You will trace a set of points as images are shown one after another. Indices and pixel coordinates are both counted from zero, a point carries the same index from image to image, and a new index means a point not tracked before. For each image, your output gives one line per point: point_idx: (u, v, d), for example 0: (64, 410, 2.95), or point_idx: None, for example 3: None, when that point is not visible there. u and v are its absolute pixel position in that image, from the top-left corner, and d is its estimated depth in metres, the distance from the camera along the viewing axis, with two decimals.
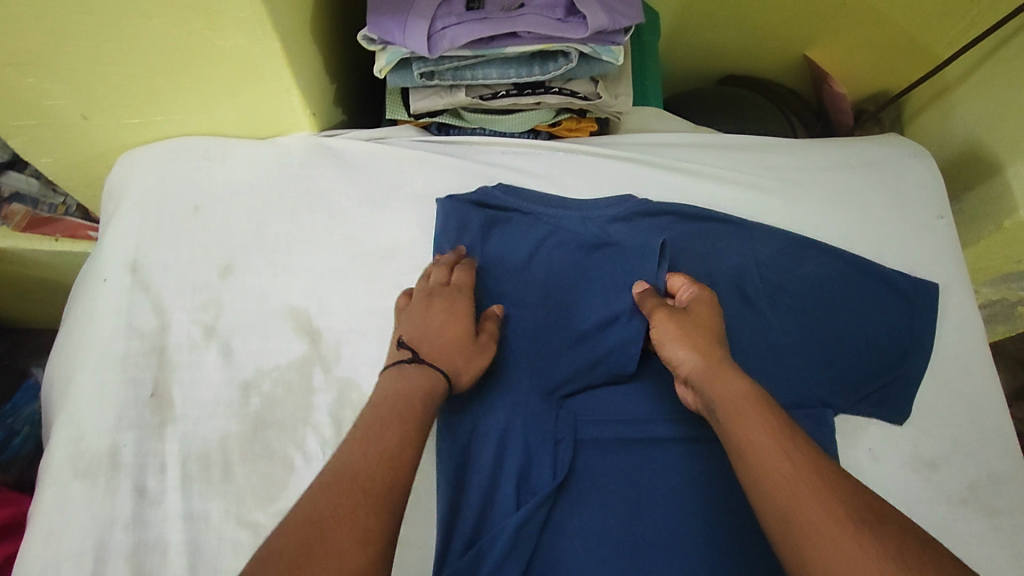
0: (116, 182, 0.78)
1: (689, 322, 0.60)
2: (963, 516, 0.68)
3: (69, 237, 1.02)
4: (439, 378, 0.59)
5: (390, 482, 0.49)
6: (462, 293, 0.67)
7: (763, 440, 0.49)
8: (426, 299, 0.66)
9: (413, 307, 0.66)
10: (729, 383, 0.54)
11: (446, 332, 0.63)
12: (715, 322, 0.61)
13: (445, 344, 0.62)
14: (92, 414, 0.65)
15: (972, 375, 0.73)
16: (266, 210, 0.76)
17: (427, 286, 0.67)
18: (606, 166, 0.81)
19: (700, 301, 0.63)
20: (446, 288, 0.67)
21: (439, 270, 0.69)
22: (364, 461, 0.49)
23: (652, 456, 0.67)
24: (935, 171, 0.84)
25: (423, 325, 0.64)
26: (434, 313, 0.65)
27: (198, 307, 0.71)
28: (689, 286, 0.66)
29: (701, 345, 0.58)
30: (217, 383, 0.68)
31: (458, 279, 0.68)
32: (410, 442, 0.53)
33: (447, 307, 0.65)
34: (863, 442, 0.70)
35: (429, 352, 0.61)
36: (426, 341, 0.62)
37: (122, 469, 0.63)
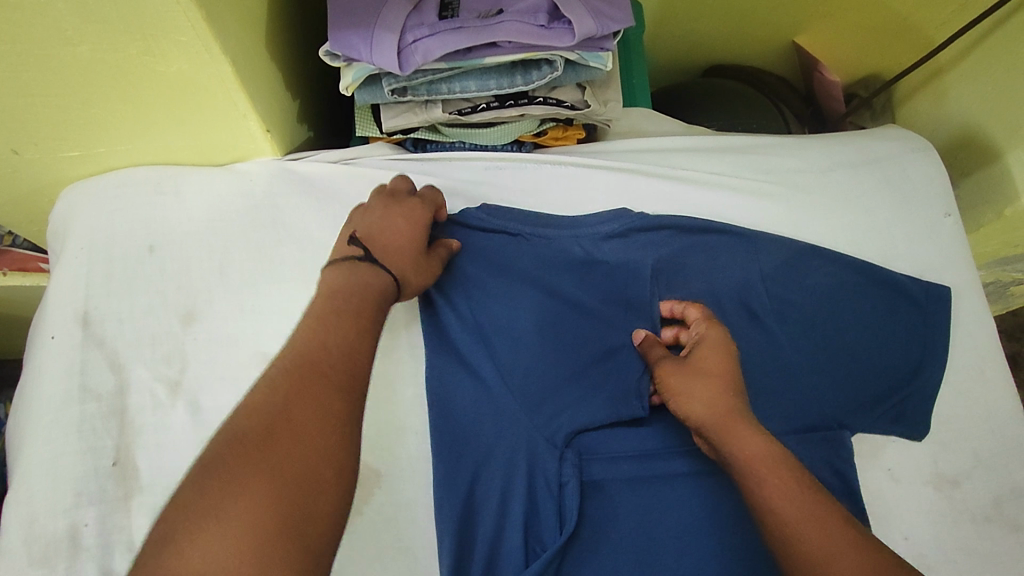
0: (59, 224, 0.70)
1: (697, 373, 0.59)
2: (988, 534, 0.65)
3: (19, 272, 0.93)
4: (390, 283, 0.57)
5: (351, 370, 0.48)
6: (427, 202, 0.65)
7: (790, 509, 0.49)
8: (389, 201, 0.63)
9: (373, 206, 0.62)
10: (748, 441, 0.53)
11: (403, 237, 0.60)
12: (730, 363, 0.59)
13: (402, 250, 0.60)
14: (44, 491, 0.58)
15: (988, 382, 0.70)
16: (228, 246, 0.69)
17: (388, 189, 0.65)
18: (596, 176, 0.75)
19: (709, 339, 0.61)
20: (409, 195, 0.65)
21: (403, 178, 0.67)
22: (323, 348, 0.49)
23: (664, 494, 0.62)
24: (939, 165, 0.80)
25: (379, 224, 0.60)
26: (393, 216, 0.62)
27: (160, 361, 0.64)
28: (699, 316, 0.64)
29: (708, 397, 0.57)
30: (188, 444, 0.61)
31: (423, 191, 0.67)
32: (368, 332, 0.52)
33: (409, 212, 0.63)
34: (882, 461, 0.67)
35: (384, 254, 0.58)
36: (382, 241, 0.59)
37: (85, 550, 0.57)
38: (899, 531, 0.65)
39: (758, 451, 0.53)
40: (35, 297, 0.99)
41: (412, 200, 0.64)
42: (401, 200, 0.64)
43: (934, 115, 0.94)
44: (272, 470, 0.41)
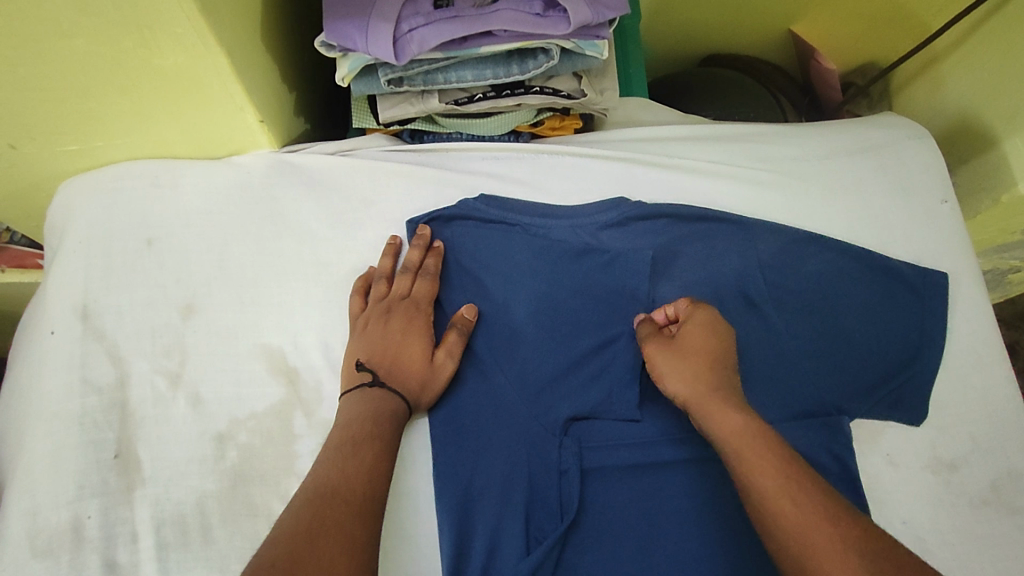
0: (58, 218, 0.70)
1: (682, 351, 0.59)
2: (987, 517, 0.65)
3: (16, 268, 0.93)
4: (399, 404, 0.60)
5: (369, 493, 0.51)
6: (422, 310, 0.66)
7: (765, 481, 0.49)
8: (386, 313, 0.64)
9: (371, 323, 0.64)
10: (730, 418, 0.53)
11: (405, 353, 0.63)
12: (720, 341, 0.60)
13: (406, 369, 0.62)
14: (47, 484, 0.58)
15: (985, 366, 0.70)
16: (226, 238, 0.69)
17: (385, 299, 0.65)
18: (594, 166, 0.75)
19: (696, 318, 0.61)
20: (404, 302, 0.66)
21: (404, 278, 0.66)
22: (343, 475, 0.51)
23: (663, 482, 0.63)
24: (936, 152, 0.80)
25: (380, 342, 0.63)
26: (392, 332, 0.64)
27: (160, 354, 0.64)
28: (687, 306, 0.62)
29: (687, 375, 0.57)
30: (188, 436, 0.61)
31: (417, 292, 0.66)
32: (384, 457, 0.54)
33: (406, 325, 0.64)
34: (880, 446, 0.67)
35: (389, 376, 0.61)
36: (386, 363, 0.62)
37: (88, 542, 0.57)
38: (899, 515, 0.65)
39: (742, 425, 0.53)
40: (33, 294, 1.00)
41: (408, 305, 0.66)
42: (396, 312, 0.65)
43: (930, 102, 0.94)
44: None
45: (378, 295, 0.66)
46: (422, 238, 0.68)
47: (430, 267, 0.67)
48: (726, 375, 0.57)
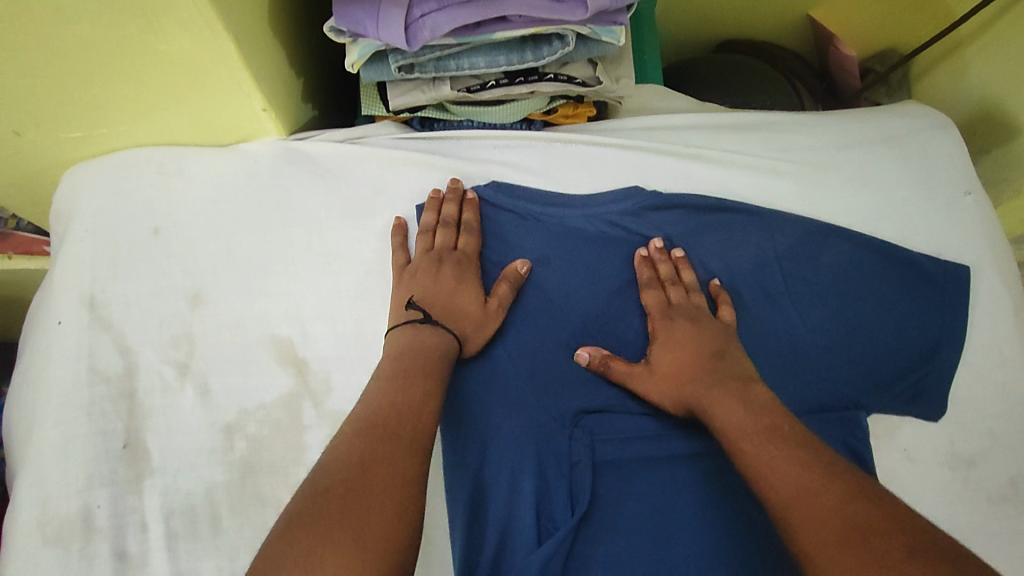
0: (64, 207, 0.69)
1: (662, 367, 0.62)
2: (1003, 513, 0.64)
3: (23, 253, 0.95)
4: (451, 341, 0.60)
5: (421, 425, 0.51)
6: (472, 261, 0.66)
7: (758, 458, 0.51)
8: (435, 261, 0.65)
9: (421, 271, 0.64)
10: (723, 412, 0.56)
11: (459, 299, 0.63)
12: (693, 341, 0.62)
13: (460, 311, 0.62)
14: (57, 473, 0.58)
15: (1006, 361, 0.69)
16: (233, 227, 0.68)
17: (432, 250, 0.66)
18: (608, 154, 0.73)
19: (660, 330, 0.64)
20: (454, 253, 0.66)
21: (449, 230, 0.67)
22: (394, 407, 0.51)
23: (678, 476, 0.62)
24: (959, 141, 0.78)
25: (431, 286, 0.63)
26: (444, 278, 0.64)
27: (168, 344, 0.63)
28: (658, 312, 0.65)
29: (677, 386, 0.60)
30: (196, 425, 0.61)
31: (464, 244, 0.66)
32: (435, 389, 0.54)
33: (457, 274, 0.65)
34: (898, 441, 0.66)
35: (440, 317, 0.61)
36: (438, 305, 0.62)
37: (97, 532, 0.57)
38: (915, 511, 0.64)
39: (734, 420, 0.54)
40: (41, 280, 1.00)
41: (456, 254, 0.66)
42: (448, 261, 0.65)
43: (954, 89, 0.92)
44: (355, 527, 0.42)
45: (424, 247, 0.66)
46: (455, 190, 0.69)
47: (469, 221, 0.68)
48: (709, 371, 0.59)
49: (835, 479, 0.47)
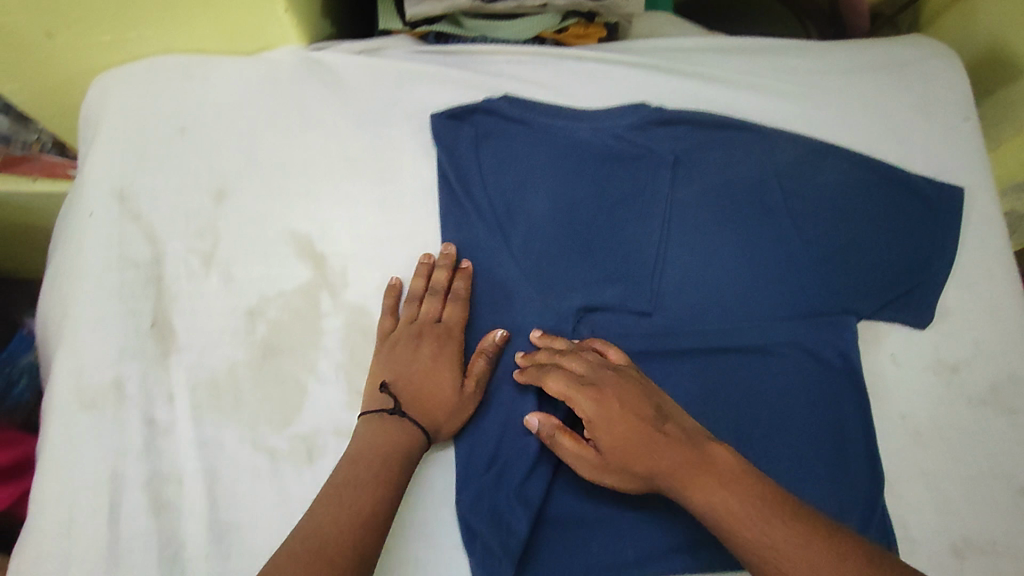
0: (92, 109, 0.72)
1: (612, 456, 0.54)
2: (983, 416, 0.68)
3: (48, 177, 0.96)
4: (418, 436, 0.57)
5: (359, 545, 0.49)
6: (455, 337, 0.63)
7: (766, 541, 0.48)
8: (416, 336, 0.63)
9: (402, 344, 0.62)
10: (705, 496, 0.51)
11: (435, 380, 0.61)
12: (631, 414, 0.55)
13: (432, 396, 0.60)
14: (93, 346, 0.63)
15: (995, 278, 0.72)
16: (255, 129, 0.71)
17: (415, 323, 0.64)
18: (616, 72, 0.76)
19: (590, 415, 0.55)
20: (436, 328, 0.63)
21: (434, 300, 0.64)
22: (338, 524, 0.49)
23: (673, 369, 0.66)
24: (960, 71, 0.80)
25: (408, 364, 0.61)
26: (422, 357, 0.61)
27: (194, 236, 0.67)
28: (569, 386, 0.57)
29: (640, 471, 0.54)
30: (220, 309, 0.65)
31: (449, 317, 0.64)
32: (385, 502, 0.52)
33: (436, 352, 0.62)
34: (885, 347, 0.69)
35: (412, 401, 0.59)
36: (412, 388, 0.60)
37: (129, 399, 0.62)
38: (897, 411, 0.68)
39: (716, 510, 0.50)
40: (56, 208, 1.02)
41: (438, 330, 0.63)
42: (428, 337, 0.63)
43: (960, 31, 0.93)
44: None
45: (409, 318, 0.64)
46: (447, 257, 0.66)
47: (458, 290, 0.65)
48: (662, 447, 0.53)
49: (847, 558, 0.47)
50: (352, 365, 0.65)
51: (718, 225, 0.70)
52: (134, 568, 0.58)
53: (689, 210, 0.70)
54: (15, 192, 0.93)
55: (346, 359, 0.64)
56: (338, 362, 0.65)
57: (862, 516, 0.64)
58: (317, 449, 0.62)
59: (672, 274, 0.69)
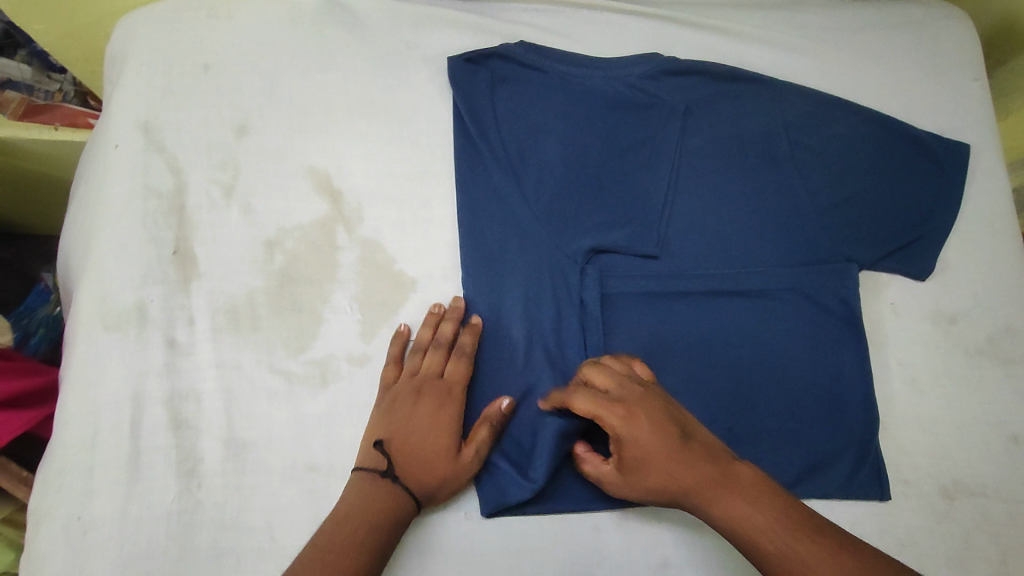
0: (118, 46, 0.74)
1: (643, 475, 0.55)
2: (979, 365, 0.70)
3: (68, 126, 0.93)
4: (403, 502, 0.56)
5: None
6: (456, 395, 0.61)
7: (789, 551, 0.49)
8: (415, 392, 0.61)
9: (401, 400, 0.61)
10: (729, 509, 0.52)
11: (430, 442, 0.59)
12: (659, 433, 0.55)
13: (424, 459, 0.58)
14: (116, 269, 0.64)
15: (996, 234, 0.74)
16: (277, 68, 0.72)
17: (415, 377, 0.62)
18: (631, 24, 0.77)
19: (624, 437, 0.56)
20: (437, 382, 0.62)
21: (437, 355, 0.63)
22: None
23: (678, 311, 0.68)
24: (971, 32, 0.81)
25: (404, 423, 0.60)
26: (419, 415, 0.60)
27: (216, 167, 0.69)
28: (606, 405, 0.56)
29: (669, 488, 0.55)
30: (240, 238, 0.67)
31: (451, 373, 0.62)
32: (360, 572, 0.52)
33: (434, 411, 0.60)
34: (886, 296, 0.71)
35: (405, 463, 0.58)
36: (405, 449, 0.59)
37: (151, 321, 0.63)
38: (895, 357, 0.70)
39: (740, 524, 0.52)
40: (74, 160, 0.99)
41: (438, 386, 0.61)
42: (427, 393, 0.61)
43: None
44: None
45: (411, 369, 0.63)
46: (456, 309, 0.65)
47: (464, 344, 0.63)
48: (690, 463, 0.54)
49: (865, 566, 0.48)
50: (366, 297, 0.67)
51: (727, 173, 0.71)
52: (154, 480, 0.60)
53: (698, 158, 0.71)
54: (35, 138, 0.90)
55: (361, 292, 0.67)
56: (353, 294, 0.67)
57: (855, 456, 0.66)
58: (331, 374, 0.64)
59: (680, 220, 0.70)
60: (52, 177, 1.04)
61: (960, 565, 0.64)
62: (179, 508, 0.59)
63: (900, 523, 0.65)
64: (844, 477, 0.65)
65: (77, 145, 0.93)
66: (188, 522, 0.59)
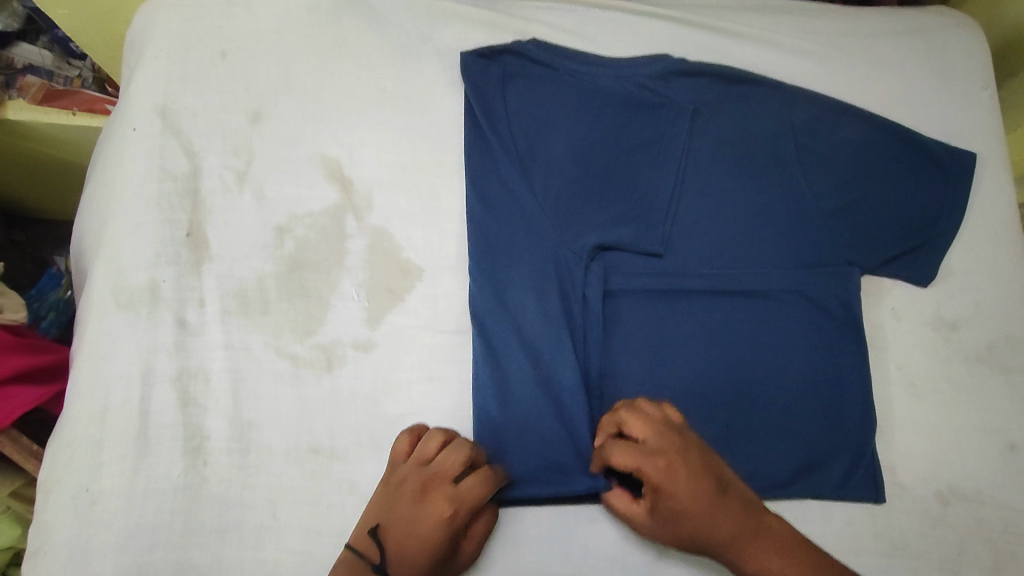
0: (139, 31, 0.75)
1: (677, 525, 0.56)
2: (978, 372, 0.71)
3: (86, 112, 0.95)
4: None
5: None
6: (460, 510, 0.57)
7: None
8: (423, 489, 0.58)
9: (407, 491, 0.58)
10: (762, 560, 0.54)
11: (425, 550, 0.56)
12: (697, 484, 0.55)
13: (408, 568, 0.56)
14: (131, 249, 0.66)
15: (1000, 243, 0.75)
16: (293, 58, 0.74)
17: (427, 468, 0.59)
18: (641, 23, 0.78)
19: (662, 490, 0.55)
20: (446, 488, 0.58)
21: (455, 457, 0.59)
22: None
23: (680, 310, 0.68)
24: (981, 42, 0.81)
25: (405, 518, 0.57)
26: (417, 519, 0.57)
27: (230, 152, 0.70)
28: (644, 461, 0.55)
29: (702, 539, 0.55)
30: (252, 222, 0.68)
31: (464, 484, 0.58)
32: None
33: (434, 520, 0.56)
34: (887, 301, 0.72)
35: (395, 562, 0.56)
36: (397, 549, 0.56)
37: (162, 301, 0.65)
38: (895, 362, 0.71)
39: None
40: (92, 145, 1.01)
41: (446, 494, 0.57)
42: (433, 496, 0.57)
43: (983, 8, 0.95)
44: None
45: (427, 461, 0.60)
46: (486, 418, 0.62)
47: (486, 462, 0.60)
48: (725, 516, 0.55)
49: None
50: (373, 285, 0.68)
51: (733, 175, 0.72)
52: (161, 456, 0.61)
53: (705, 159, 0.72)
54: (54, 123, 0.92)
55: (367, 279, 0.68)
56: (360, 281, 0.68)
57: (851, 458, 0.66)
58: (336, 359, 0.65)
59: (685, 221, 0.70)
60: (72, 162, 1.06)
61: (953, 569, 0.64)
62: (185, 484, 0.61)
63: (894, 526, 0.66)
64: (839, 477, 0.66)
65: (94, 130, 0.95)
66: (193, 497, 0.60)
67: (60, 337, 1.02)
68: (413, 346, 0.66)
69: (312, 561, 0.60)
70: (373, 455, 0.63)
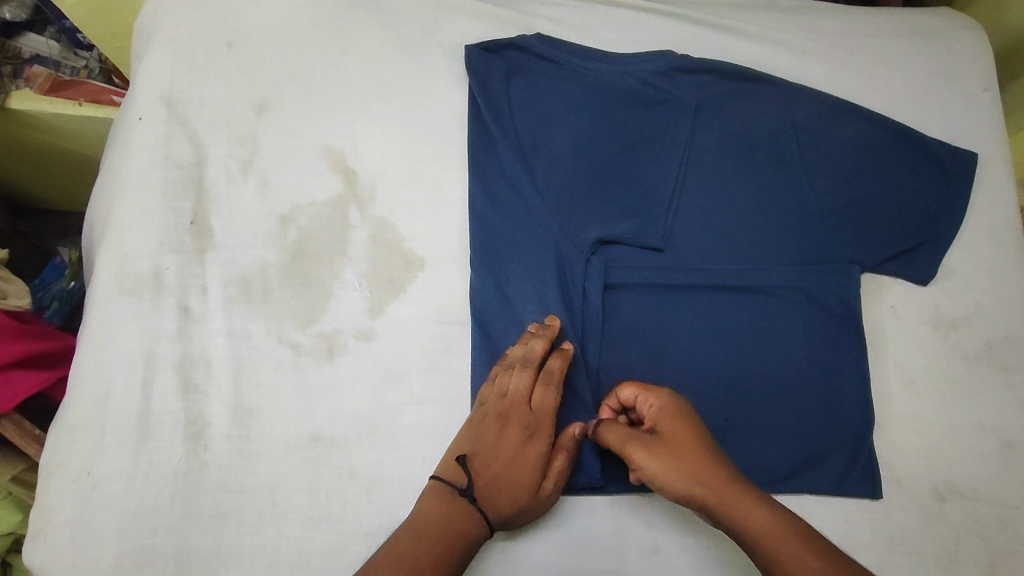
0: (147, 22, 0.76)
1: (672, 450, 0.56)
2: (976, 370, 0.71)
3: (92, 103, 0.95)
4: (484, 524, 0.58)
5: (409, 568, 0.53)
6: (542, 426, 0.61)
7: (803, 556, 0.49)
8: (502, 418, 0.61)
9: (488, 422, 0.61)
10: (754, 511, 0.52)
11: (515, 470, 0.60)
12: (696, 425, 0.58)
13: (510, 487, 0.59)
14: (135, 236, 0.66)
15: (1000, 243, 0.75)
16: (299, 49, 0.74)
17: (502, 399, 0.62)
18: (645, 21, 0.79)
19: (664, 412, 0.58)
20: (524, 410, 0.62)
21: (523, 382, 0.62)
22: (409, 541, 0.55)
23: (679, 304, 0.69)
24: (984, 43, 0.82)
25: (489, 446, 0.60)
26: (505, 443, 0.61)
27: (235, 142, 0.71)
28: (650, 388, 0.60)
29: (698, 473, 0.54)
30: (256, 211, 0.69)
31: (540, 402, 0.62)
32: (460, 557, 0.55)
33: (520, 442, 0.61)
34: (887, 299, 0.72)
35: (485, 485, 0.59)
36: (490, 470, 0.60)
37: (166, 288, 0.65)
38: (893, 360, 0.71)
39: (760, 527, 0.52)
40: (100, 137, 1.02)
41: (524, 415, 0.61)
42: (514, 420, 0.61)
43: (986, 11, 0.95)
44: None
45: (499, 392, 0.62)
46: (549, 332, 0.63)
47: (552, 370, 0.62)
48: (717, 459, 0.56)
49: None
50: (375, 276, 0.68)
51: (735, 171, 0.72)
52: (162, 441, 0.61)
53: (707, 155, 0.72)
54: (61, 113, 0.93)
55: (369, 269, 0.68)
56: (362, 272, 0.68)
57: (849, 454, 0.67)
58: (337, 348, 0.66)
59: (686, 216, 0.71)
60: (76, 153, 1.06)
61: (948, 566, 0.65)
62: (185, 469, 0.61)
63: (890, 523, 0.66)
64: (836, 473, 0.66)
65: (101, 121, 0.95)
66: (193, 483, 0.61)
67: (63, 325, 1.03)
68: (414, 336, 0.67)
69: (312, 548, 0.60)
70: (372, 444, 0.63)
